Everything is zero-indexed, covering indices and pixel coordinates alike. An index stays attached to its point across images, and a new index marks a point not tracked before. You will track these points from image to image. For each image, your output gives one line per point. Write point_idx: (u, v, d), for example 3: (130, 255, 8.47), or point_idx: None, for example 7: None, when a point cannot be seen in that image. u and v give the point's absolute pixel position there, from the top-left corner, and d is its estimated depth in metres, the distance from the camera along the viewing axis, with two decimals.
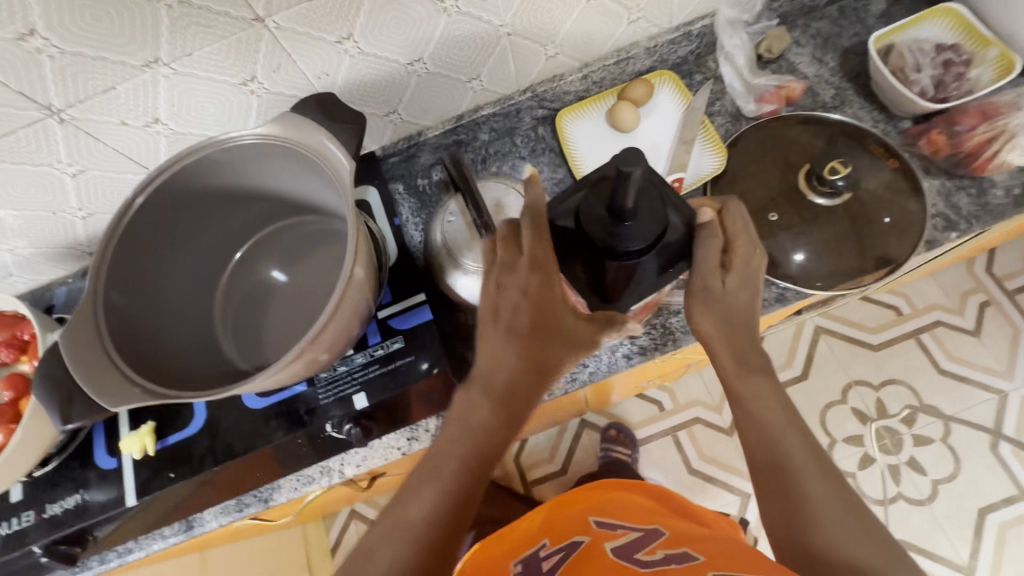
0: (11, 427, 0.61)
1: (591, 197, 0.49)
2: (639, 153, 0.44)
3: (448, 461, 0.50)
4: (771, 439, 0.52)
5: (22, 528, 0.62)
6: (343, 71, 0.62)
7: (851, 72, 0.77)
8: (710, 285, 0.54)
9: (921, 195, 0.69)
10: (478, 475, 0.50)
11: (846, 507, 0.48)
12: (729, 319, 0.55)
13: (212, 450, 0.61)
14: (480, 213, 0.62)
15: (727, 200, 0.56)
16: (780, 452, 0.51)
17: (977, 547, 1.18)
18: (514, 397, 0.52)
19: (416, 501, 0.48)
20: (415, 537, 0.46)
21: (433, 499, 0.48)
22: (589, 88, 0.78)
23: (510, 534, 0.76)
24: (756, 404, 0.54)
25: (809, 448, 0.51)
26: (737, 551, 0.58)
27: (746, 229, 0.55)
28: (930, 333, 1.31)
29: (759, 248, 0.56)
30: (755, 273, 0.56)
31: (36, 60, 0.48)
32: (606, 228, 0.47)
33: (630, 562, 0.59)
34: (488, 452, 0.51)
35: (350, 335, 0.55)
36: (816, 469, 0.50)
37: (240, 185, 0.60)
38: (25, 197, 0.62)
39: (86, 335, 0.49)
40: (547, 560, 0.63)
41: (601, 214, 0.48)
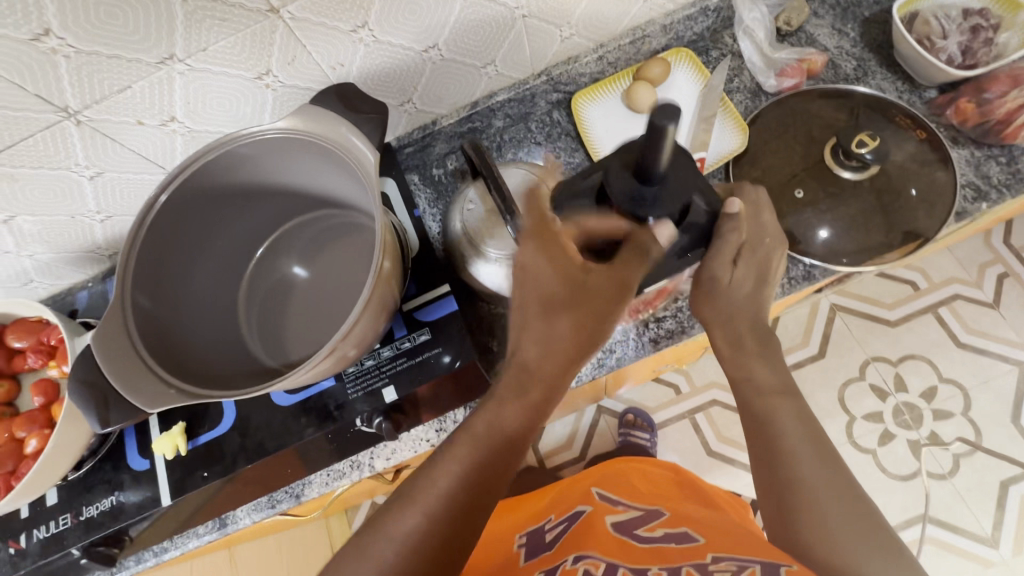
0: (45, 432, 0.62)
1: (615, 167, 0.46)
2: (674, 106, 0.38)
3: (463, 437, 0.49)
4: (763, 421, 0.51)
5: (60, 531, 0.62)
6: (358, 61, 0.61)
7: (873, 42, 0.76)
8: (716, 276, 0.54)
9: (949, 165, 0.68)
10: (498, 454, 0.48)
11: (840, 492, 0.47)
12: (734, 306, 0.55)
13: (244, 448, 0.61)
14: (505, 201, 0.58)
15: (738, 187, 0.58)
16: (773, 435, 0.50)
17: (1001, 519, 1.18)
18: (535, 376, 0.50)
19: (431, 475, 0.47)
20: (429, 511, 0.45)
21: (451, 477, 0.47)
22: (604, 69, 0.77)
23: (523, 512, 0.77)
24: (747, 385, 0.54)
25: (805, 430, 0.51)
26: (734, 531, 0.58)
27: (757, 215, 0.56)
28: (949, 307, 1.30)
29: (774, 233, 0.57)
30: (766, 258, 0.56)
31: (53, 61, 0.47)
32: (631, 197, 0.45)
33: (630, 536, 0.59)
34: (507, 430, 0.49)
35: (378, 329, 0.55)
36: (810, 453, 0.49)
37: (260, 182, 0.59)
38: (43, 202, 0.61)
39: (118, 339, 0.49)
40: (550, 533, 0.65)
41: (627, 182, 0.46)
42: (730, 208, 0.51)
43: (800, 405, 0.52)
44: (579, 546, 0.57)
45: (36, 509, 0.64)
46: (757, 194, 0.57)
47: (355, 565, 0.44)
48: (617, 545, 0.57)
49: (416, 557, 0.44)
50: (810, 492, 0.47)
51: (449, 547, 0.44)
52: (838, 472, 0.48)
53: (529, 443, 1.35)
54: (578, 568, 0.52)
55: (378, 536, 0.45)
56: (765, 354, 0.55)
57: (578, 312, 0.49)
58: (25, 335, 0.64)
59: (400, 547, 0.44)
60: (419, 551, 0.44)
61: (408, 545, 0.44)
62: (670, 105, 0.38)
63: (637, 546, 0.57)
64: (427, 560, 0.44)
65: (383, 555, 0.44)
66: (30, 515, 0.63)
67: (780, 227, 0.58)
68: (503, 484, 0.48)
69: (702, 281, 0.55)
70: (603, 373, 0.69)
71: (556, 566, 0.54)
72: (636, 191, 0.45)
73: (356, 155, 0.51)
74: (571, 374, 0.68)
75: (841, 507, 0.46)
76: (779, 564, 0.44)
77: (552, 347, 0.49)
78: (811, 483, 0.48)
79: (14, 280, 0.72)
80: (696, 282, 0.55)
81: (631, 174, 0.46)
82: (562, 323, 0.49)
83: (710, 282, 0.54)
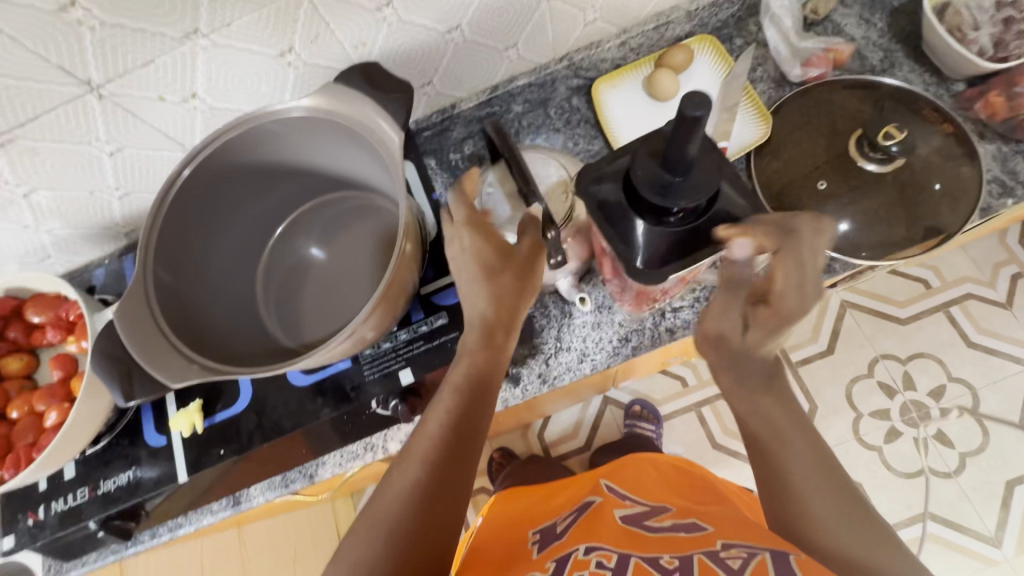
0: (65, 406, 0.62)
1: (642, 152, 0.42)
2: (704, 94, 0.35)
3: (445, 390, 0.50)
4: (767, 439, 0.49)
5: (78, 504, 0.63)
6: (381, 41, 0.60)
7: (901, 33, 0.74)
8: (725, 332, 0.50)
9: (976, 160, 0.67)
10: (478, 394, 0.50)
11: (843, 501, 0.47)
12: (739, 363, 0.50)
13: (260, 427, 0.62)
14: (526, 181, 0.58)
15: (790, 234, 0.48)
16: (777, 453, 0.48)
17: (1004, 518, 1.18)
18: (495, 326, 0.52)
19: (422, 429, 0.49)
20: (425, 460, 0.46)
21: (439, 423, 0.48)
22: (625, 55, 0.76)
23: (549, 500, 0.76)
24: (751, 407, 0.50)
25: (808, 441, 0.49)
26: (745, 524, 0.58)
27: (801, 277, 0.48)
28: (961, 307, 1.29)
29: (818, 290, 0.49)
30: (790, 320, 0.49)
31: (78, 33, 0.47)
32: (656, 184, 0.41)
33: (640, 528, 0.59)
34: (484, 375, 0.51)
35: (395, 312, 0.54)
36: (814, 465, 0.48)
37: (280, 160, 0.59)
38: (63, 177, 0.61)
39: (140, 312, 0.49)
40: (561, 525, 0.64)
41: (650, 167, 0.41)
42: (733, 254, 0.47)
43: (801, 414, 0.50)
44: (591, 536, 0.57)
45: (54, 481, 0.64)
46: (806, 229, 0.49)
47: (365, 526, 0.44)
48: (627, 536, 0.57)
49: (419, 504, 0.44)
50: (814, 501, 0.47)
51: (446, 487, 0.45)
52: (840, 480, 0.48)
53: (535, 432, 1.36)
54: (591, 559, 0.52)
55: (384, 498, 0.45)
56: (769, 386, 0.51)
57: (509, 275, 0.52)
58: (45, 311, 0.64)
59: (404, 497, 0.44)
60: (422, 496, 0.44)
61: (410, 494, 0.44)
62: (700, 94, 0.35)
63: (650, 537, 0.56)
64: (433, 503, 0.44)
65: (388, 510, 0.44)
66: (49, 488, 0.64)
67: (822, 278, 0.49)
68: (487, 422, 0.50)
69: (709, 337, 0.52)
70: (617, 362, 0.68)
71: (567, 555, 0.54)
72: (659, 178, 0.41)
73: (381, 138, 0.51)
74: (586, 362, 0.68)
75: (845, 514, 0.47)
76: (788, 553, 0.45)
77: (498, 300, 0.52)
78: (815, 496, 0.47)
79: (32, 256, 0.72)
80: (705, 339, 0.52)
81: (658, 159, 0.41)
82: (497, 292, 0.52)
83: (714, 336, 0.51)
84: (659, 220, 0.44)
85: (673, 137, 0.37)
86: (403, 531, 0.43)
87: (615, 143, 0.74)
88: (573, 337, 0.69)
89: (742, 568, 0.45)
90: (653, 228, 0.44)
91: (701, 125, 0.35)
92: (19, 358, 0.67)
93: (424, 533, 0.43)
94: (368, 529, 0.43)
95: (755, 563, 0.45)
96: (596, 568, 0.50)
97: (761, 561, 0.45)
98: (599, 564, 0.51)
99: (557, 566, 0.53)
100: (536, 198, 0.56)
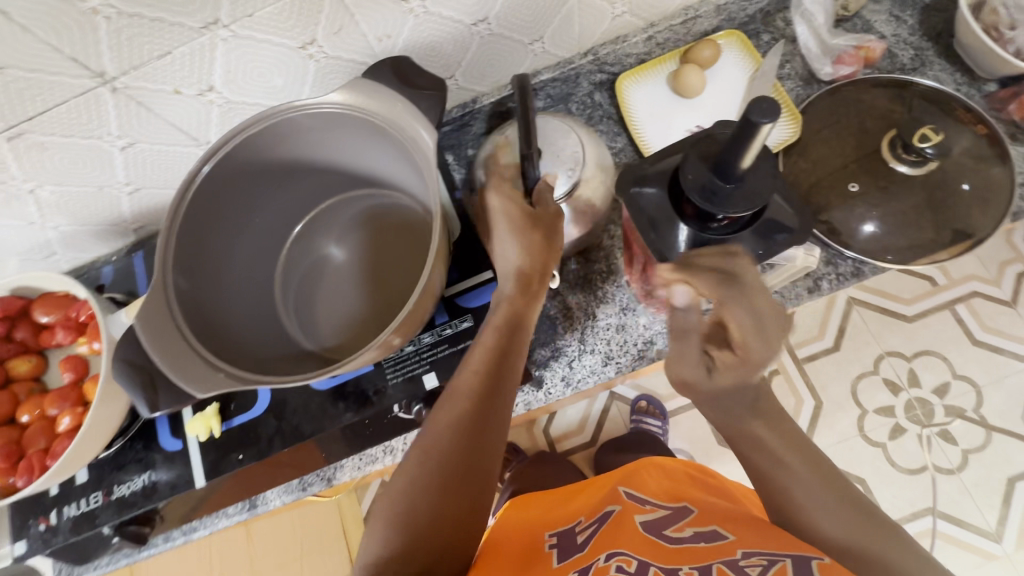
0: (78, 410, 0.60)
1: (693, 155, 0.41)
2: (773, 100, 0.33)
3: (484, 332, 0.52)
4: (769, 473, 0.48)
5: (91, 509, 0.61)
6: (407, 33, 0.58)
7: (932, 31, 0.73)
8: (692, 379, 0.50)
9: (1008, 161, 0.66)
10: (513, 330, 0.53)
11: (856, 520, 0.46)
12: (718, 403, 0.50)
13: (280, 432, 0.60)
14: (529, 144, 0.53)
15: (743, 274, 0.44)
16: (779, 484, 0.48)
17: (1005, 514, 1.19)
18: (529, 275, 0.54)
19: (462, 368, 0.51)
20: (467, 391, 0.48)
21: (479, 359, 0.50)
22: (651, 50, 0.74)
23: (568, 502, 0.71)
24: (752, 445, 0.49)
25: (809, 463, 0.48)
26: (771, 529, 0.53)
27: (755, 319, 0.46)
28: (968, 305, 1.29)
29: (770, 314, 0.47)
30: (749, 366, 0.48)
31: (93, 22, 0.44)
32: (705, 189, 0.39)
33: (659, 536, 0.53)
34: (518, 316, 0.53)
35: (424, 314, 0.51)
36: (820, 484, 0.47)
37: (301, 156, 0.57)
38: (71, 173, 0.59)
39: (161, 318, 0.47)
40: (581, 533, 0.58)
41: (701, 171, 0.40)
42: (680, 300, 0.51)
43: (799, 439, 0.49)
44: (611, 542, 0.53)
45: (66, 486, 0.63)
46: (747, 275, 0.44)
47: (411, 454, 0.47)
48: (646, 541, 0.52)
49: (462, 434, 0.46)
50: (821, 517, 0.46)
51: (488, 418, 0.47)
52: (845, 490, 0.47)
53: (540, 427, 1.35)
54: (610, 565, 0.48)
55: (430, 430, 0.47)
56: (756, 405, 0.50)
57: (534, 236, 0.54)
58: (53, 310, 0.62)
59: (450, 426, 0.47)
60: (466, 427, 0.47)
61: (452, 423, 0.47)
62: (771, 100, 0.33)
63: (670, 547, 0.51)
64: (473, 429, 0.47)
65: (435, 440, 0.46)
66: (61, 493, 0.62)
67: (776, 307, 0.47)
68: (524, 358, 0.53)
69: (680, 385, 0.52)
70: (643, 364, 0.67)
71: (588, 565, 0.50)
72: (709, 183, 0.39)
73: (414, 137, 0.49)
74: (611, 366, 0.67)
75: (863, 533, 0.45)
76: (810, 556, 0.43)
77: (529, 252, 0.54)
78: (828, 523, 0.46)
79: (37, 253, 0.70)
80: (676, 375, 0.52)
81: (710, 163, 0.40)
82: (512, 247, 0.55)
83: (682, 379, 0.51)
84: (703, 226, 0.42)
85: (731, 143, 0.36)
86: (451, 453, 0.46)
87: (646, 149, 0.72)
88: (597, 340, 0.67)
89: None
90: (697, 233, 0.43)
91: (765, 133, 0.34)
92: (27, 360, 0.65)
93: (467, 459, 0.46)
94: (417, 458, 0.46)
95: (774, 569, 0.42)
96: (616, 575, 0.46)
97: (781, 569, 0.42)
98: (618, 570, 0.47)
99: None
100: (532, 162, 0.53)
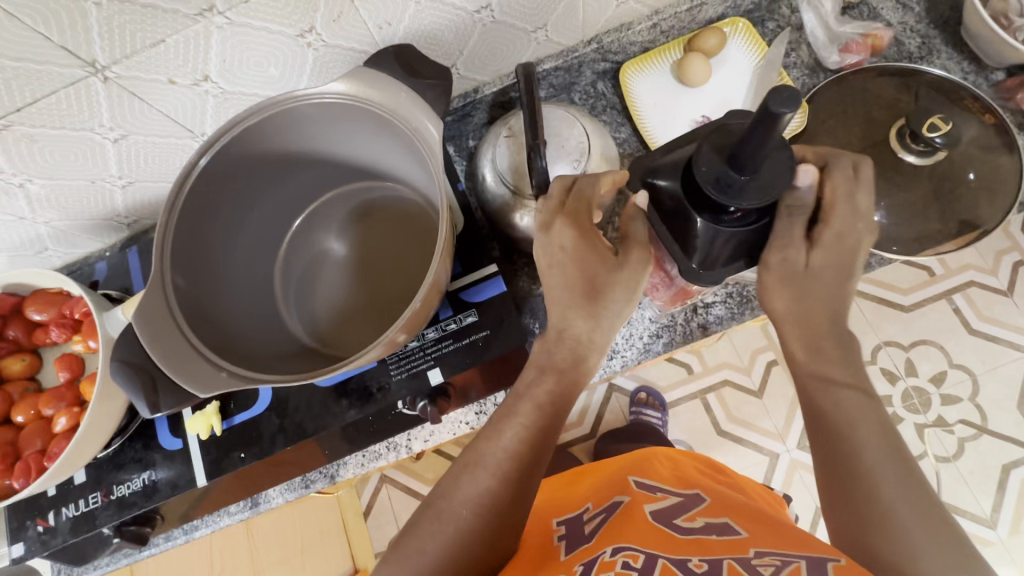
0: (75, 410, 0.59)
1: (706, 146, 0.40)
2: (793, 89, 0.32)
3: (523, 403, 0.46)
4: (838, 429, 0.43)
5: (91, 510, 0.60)
6: (407, 20, 0.56)
7: (939, 18, 0.72)
8: (791, 259, 0.45)
9: (1015, 150, 0.65)
10: (558, 412, 0.46)
11: (923, 509, 0.40)
12: (810, 299, 0.45)
13: (282, 430, 0.59)
14: (535, 134, 0.54)
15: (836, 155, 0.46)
16: (848, 444, 0.42)
17: (1000, 501, 1.20)
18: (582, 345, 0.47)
19: (495, 439, 0.45)
20: (499, 471, 0.44)
21: (514, 437, 0.45)
22: (656, 38, 0.72)
23: (577, 486, 0.70)
24: (823, 395, 0.44)
25: (892, 455, 0.42)
26: (785, 528, 0.52)
27: (852, 197, 0.45)
28: (965, 294, 1.29)
29: (869, 217, 0.45)
30: (849, 254, 0.46)
31: (82, 9, 0.43)
32: (718, 181, 0.38)
33: (670, 526, 0.53)
34: (568, 396, 0.47)
35: (429, 310, 0.50)
36: (897, 479, 0.41)
37: (300, 148, 0.55)
38: (62, 166, 0.57)
39: (160, 317, 0.46)
40: (588, 522, 0.58)
41: (715, 163, 0.39)
42: (801, 180, 0.44)
43: (885, 417, 0.43)
44: (618, 536, 0.52)
45: (64, 486, 0.61)
46: (856, 167, 0.46)
47: (424, 527, 0.43)
48: (654, 534, 0.51)
49: (488, 517, 0.43)
50: (891, 517, 0.40)
51: (517, 505, 0.44)
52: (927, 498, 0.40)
53: None
54: (616, 560, 0.47)
55: (452, 502, 0.43)
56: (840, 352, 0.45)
57: (621, 290, 0.46)
58: (46, 308, 0.61)
59: (476, 508, 0.43)
60: (493, 510, 0.43)
61: (478, 507, 0.43)
62: (790, 89, 0.31)
63: (679, 540, 0.50)
64: (501, 515, 0.43)
65: (456, 523, 0.43)
66: (58, 494, 0.61)
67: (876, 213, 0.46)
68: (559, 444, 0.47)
69: (773, 268, 0.45)
70: (649, 358, 0.66)
71: (594, 557, 0.49)
72: (724, 173, 0.38)
73: (418, 129, 0.48)
74: (616, 359, 0.66)
75: (924, 526, 0.39)
76: (825, 559, 0.41)
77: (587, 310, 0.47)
78: (892, 496, 0.40)
79: (27, 248, 0.68)
80: (765, 267, 0.46)
81: (723, 155, 0.39)
82: (576, 317, 0.47)
83: (782, 263, 0.45)
84: (717, 217, 0.41)
85: (746, 134, 0.35)
86: (475, 533, 0.42)
87: (652, 143, 0.71)
88: None
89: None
90: (710, 226, 0.42)
91: (782, 123, 0.33)
92: (21, 359, 0.63)
93: (489, 544, 0.43)
94: (436, 532, 0.43)
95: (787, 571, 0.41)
96: (622, 569, 0.45)
97: (795, 570, 0.41)
98: (625, 566, 0.46)
99: (583, 568, 0.48)
100: (541, 153, 0.53)
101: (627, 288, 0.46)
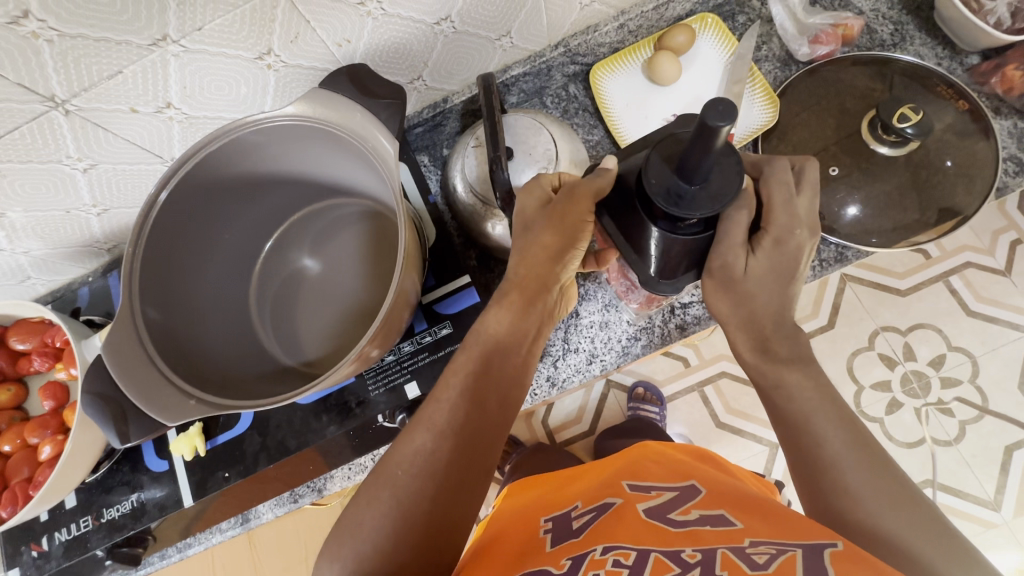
0: (59, 438, 0.60)
1: (656, 158, 0.39)
2: (726, 103, 0.31)
3: (460, 361, 0.48)
4: (798, 421, 0.45)
5: (82, 533, 0.61)
6: (367, 37, 0.56)
7: (911, 3, 0.71)
8: (734, 265, 0.44)
9: (992, 136, 0.64)
10: (496, 367, 0.48)
11: (888, 489, 0.42)
12: (757, 303, 0.46)
13: (265, 448, 0.60)
14: (496, 147, 0.54)
15: (768, 163, 0.47)
16: (808, 434, 0.45)
17: (1003, 483, 1.19)
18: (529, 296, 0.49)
19: (434, 403, 0.46)
20: (435, 428, 0.45)
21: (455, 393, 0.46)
22: (624, 38, 0.72)
23: (576, 478, 0.64)
24: (779, 392, 0.46)
25: (852, 438, 0.44)
26: (791, 514, 0.46)
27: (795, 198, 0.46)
28: (961, 276, 1.27)
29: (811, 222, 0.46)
30: (793, 258, 0.46)
31: (34, 46, 0.43)
32: (669, 193, 0.38)
33: (661, 520, 0.48)
34: (501, 361, 0.48)
35: (400, 324, 0.51)
36: (861, 461, 0.43)
37: (263, 170, 0.56)
38: (35, 197, 0.57)
39: (129, 348, 0.47)
40: (577, 519, 0.52)
41: (664, 174, 0.38)
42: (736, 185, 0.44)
43: (842, 405, 0.46)
44: (608, 531, 0.47)
45: (55, 511, 0.62)
46: (803, 166, 0.47)
47: (375, 501, 0.43)
48: (645, 529, 0.46)
49: (426, 483, 0.43)
50: (864, 503, 0.42)
51: (461, 467, 0.44)
52: (890, 471, 0.43)
53: (539, 420, 1.34)
54: (607, 558, 0.43)
55: None
56: (796, 353, 0.47)
57: (548, 224, 0.48)
58: (29, 337, 0.62)
59: (434, 507, 0.43)
60: (439, 493, 0.43)
61: (416, 465, 0.43)
62: (723, 102, 0.31)
63: (669, 531, 0.46)
64: (441, 474, 0.43)
65: (398, 482, 0.43)
66: (50, 518, 0.62)
67: (817, 217, 0.47)
68: (503, 402, 0.48)
69: (715, 273, 0.45)
70: (626, 361, 0.66)
71: (582, 554, 0.45)
72: (674, 186, 0.38)
73: (374, 146, 0.48)
74: (595, 364, 0.66)
75: (890, 505, 0.41)
76: (823, 544, 0.39)
77: (528, 260, 0.49)
78: (853, 479, 0.43)
79: (11, 278, 0.69)
80: (710, 274, 0.45)
81: (672, 166, 0.39)
82: None
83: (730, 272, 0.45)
84: (674, 226, 0.41)
85: (690, 148, 0.35)
86: (416, 494, 0.42)
87: (621, 141, 0.71)
88: (581, 338, 0.67)
89: (767, 566, 0.38)
90: (667, 235, 0.42)
91: (722, 135, 0.32)
92: (6, 389, 0.64)
93: (436, 506, 0.42)
94: (376, 502, 0.43)
95: (783, 560, 0.38)
96: (612, 568, 0.41)
97: (791, 560, 0.38)
98: (615, 564, 0.42)
99: (570, 564, 0.44)
100: (501, 167, 0.53)
101: (553, 228, 0.48)
